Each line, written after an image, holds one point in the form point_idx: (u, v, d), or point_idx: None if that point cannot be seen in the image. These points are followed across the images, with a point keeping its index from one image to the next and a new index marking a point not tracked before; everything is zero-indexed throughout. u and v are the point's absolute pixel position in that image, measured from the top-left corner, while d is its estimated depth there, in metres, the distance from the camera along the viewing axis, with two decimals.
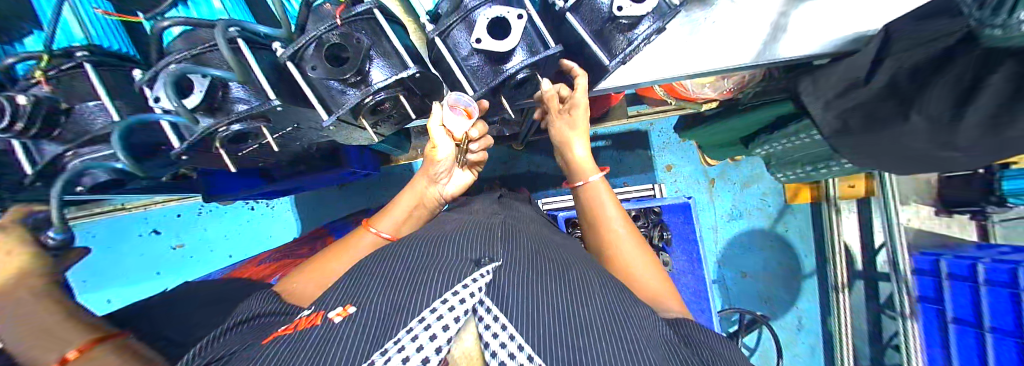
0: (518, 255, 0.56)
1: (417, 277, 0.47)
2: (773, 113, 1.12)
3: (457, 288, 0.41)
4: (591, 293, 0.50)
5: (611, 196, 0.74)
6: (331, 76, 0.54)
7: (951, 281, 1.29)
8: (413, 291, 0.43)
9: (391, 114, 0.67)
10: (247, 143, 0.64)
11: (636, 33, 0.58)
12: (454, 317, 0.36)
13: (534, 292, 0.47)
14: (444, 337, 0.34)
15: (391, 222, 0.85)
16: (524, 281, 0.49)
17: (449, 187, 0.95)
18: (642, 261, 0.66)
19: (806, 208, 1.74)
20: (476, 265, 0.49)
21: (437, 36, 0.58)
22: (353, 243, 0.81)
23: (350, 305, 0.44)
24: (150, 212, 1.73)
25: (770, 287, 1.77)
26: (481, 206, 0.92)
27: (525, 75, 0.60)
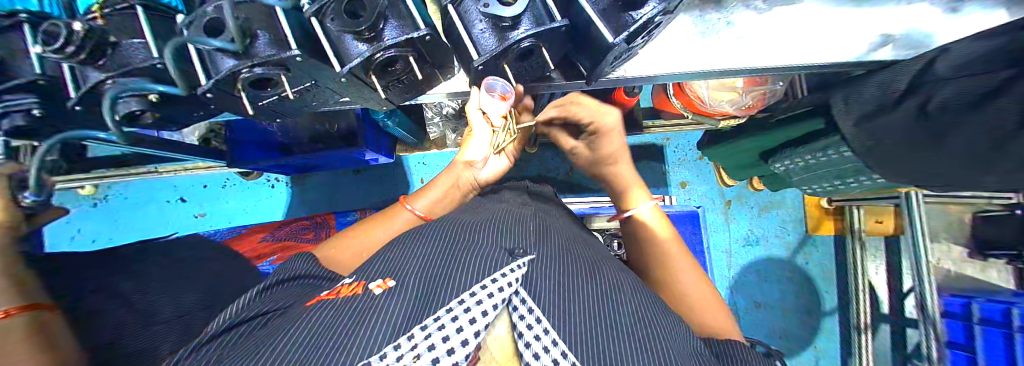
0: (546, 250, 0.55)
1: (452, 259, 0.48)
2: (801, 129, 1.06)
3: (492, 277, 0.43)
4: (622, 294, 0.50)
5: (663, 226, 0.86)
6: (346, 29, 0.57)
7: (984, 326, 1.21)
8: (452, 271, 0.45)
9: (400, 77, 0.69)
10: (268, 91, 0.67)
11: (640, 13, 0.59)
12: (492, 304, 0.39)
13: (569, 286, 0.48)
14: (482, 322, 0.36)
15: (426, 202, 0.91)
16: (557, 275, 0.49)
17: (484, 171, 1.01)
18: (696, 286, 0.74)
19: (829, 241, 1.64)
20: (509, 256, 0.49)
21: (451, 5, 0.62)
22: (390, 218, 0.87)
23: (389, 279, 0.46)
24: (178, 179, 1.84)
25: (785, 322, 1.64)
26: (512, 195, 0.89)
27: (528, 45, 0.61)
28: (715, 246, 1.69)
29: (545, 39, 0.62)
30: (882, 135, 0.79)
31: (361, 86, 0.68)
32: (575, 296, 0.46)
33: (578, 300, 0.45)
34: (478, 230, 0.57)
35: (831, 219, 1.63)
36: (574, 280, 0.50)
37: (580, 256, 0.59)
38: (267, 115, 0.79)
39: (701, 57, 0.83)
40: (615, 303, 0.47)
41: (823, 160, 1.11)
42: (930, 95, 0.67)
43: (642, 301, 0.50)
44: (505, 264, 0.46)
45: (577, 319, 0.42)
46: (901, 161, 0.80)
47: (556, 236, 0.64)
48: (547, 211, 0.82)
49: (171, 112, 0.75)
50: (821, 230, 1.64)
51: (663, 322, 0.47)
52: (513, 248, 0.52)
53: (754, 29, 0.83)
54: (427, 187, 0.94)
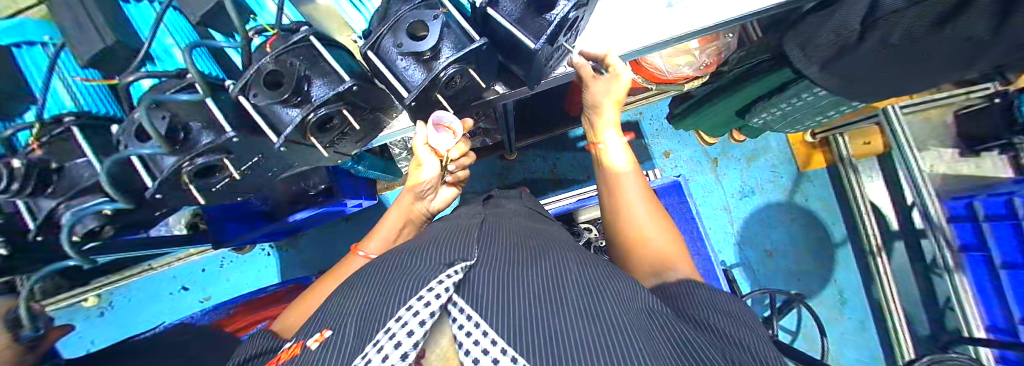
0: (517, 248, 0.44)
1: (394, 282, 0.34)
2: (771, 81, 1.04)
3: (431, 281, 0.29)
4: (620, 282, 0.37)
5: (637, 181, 0.71)
6: (271, 100, 0.58)
7: (990, 223, 1.23)
8: (384, 293, 0.32)
9: (343, 131, 0.70)
10: (215, 177, 0.67)
11: (554, 13, 0.60)
12: (429, 311, 0.25)
13: (552, 287, 0.34)
14: (421, 333, 0.24)
15: (380, 243, 0.78)
16: (537, 276, 0.36)
17: (434, 202, 0.96)
18: (660, 237, 0.61)
19: (824, 173, 1.62)
20: (447, 263, 0.35)
21: (369, 50, 0.62)
22: (338, 272, 0.72)
23: (326, 329, 0.31)
24: (177, 269, 1.85)
25: (799, 263, 1.62)
26: (461, 210, 0.76)
27: (455, 70, 0.61)
28: (711, 205, 1.68)
29: (471, 60, 0.63)
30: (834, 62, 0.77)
31: (305, 149, 0.69)
32: (525, 284, 0.33)
33: (525, 289, 0.33)
34: (434, 243, 0.44)
35: (819, 151, 1.62)
36: (524, 266, 0.38)
37: (549, 234, 0.57)
38: (226, 195, 0.79)
39: (636, 32, 0.83)
40: (571, 281, 0.35)
41: (805, 101, 1.06)
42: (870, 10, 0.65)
43: (598, 270, 0.39)
44: (442, 270, 0.32)
45: (532, 307, 0.29)
46: (859, 84, 0.78)
47: (515, 228, 0.59)
48: (499, 202, 0.81)
49: (132, 216, 0.75)
50: (812, 166, 1.63)
51: (630, 290, 0.36)
52: (452, 257, 0.37)
53: None
54: (378, 226, 0.82)
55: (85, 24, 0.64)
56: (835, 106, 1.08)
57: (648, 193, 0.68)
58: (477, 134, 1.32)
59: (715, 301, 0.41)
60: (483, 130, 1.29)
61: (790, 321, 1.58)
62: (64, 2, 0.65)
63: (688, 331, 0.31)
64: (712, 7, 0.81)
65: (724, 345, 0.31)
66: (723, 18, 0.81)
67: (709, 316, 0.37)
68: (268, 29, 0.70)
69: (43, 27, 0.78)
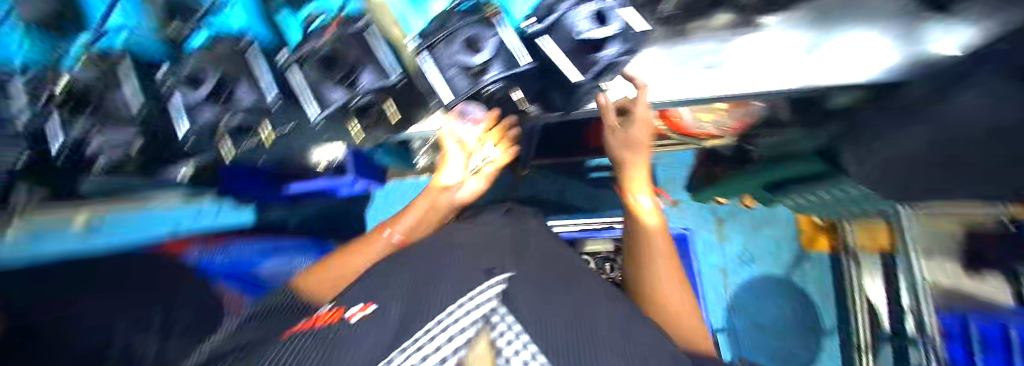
0: (531, 274, 0.47)
1: (427, 279, 0.42)
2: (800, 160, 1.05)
3: (468, 296, 0.37)
4: (615, 317, 0.43)
5: (663, 236, 0.78)
6: (321, 79, 0.60)
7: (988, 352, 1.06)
8: (426, 300, 0.38)
9: (378, 116, 0.72)
10: (248, 135, 0.70)
11: (606, 55, 0.62)
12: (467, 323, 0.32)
13: (547, 305, 0.41)
14: (461, 340, 0.29)
15: (405, 227, 0.80)
16: (537, 297, 0.42)
17: (461, 192, 0.93)
18: (681, 296, 0.68)
19: (824, 257, 1.64)
20: (485, 271, 0.43)
21: (424, 51, 0.61)
22: (365, 246, 0.76)
23: (370, 304, 0.39)
24: None
25: (784, 341, 1.62)
26: (492, 217, 0.75)
27: (498, 87, 0.65)
28: (711, 264, 1.68)
29: (516, 81, 0.65)
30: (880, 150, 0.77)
31: (339, 127, 0.71)
32: (553, 315, 0.39)
33: (555, 320, 0.37)
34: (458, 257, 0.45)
35: (824, 235, 1.61)
36: (553, 300, 0.42)
37: (571, 266, 0.57)
38: (250, 152, 0.80)
39: (672, 86, 0.83)
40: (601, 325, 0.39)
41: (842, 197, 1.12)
42: (937, 107, 0.64)
43: (597, 308, 0.44)
44: (480, 281, 0.40)
45: (556, 333, 0.35)
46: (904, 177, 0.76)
47: (531, 249, 0.58)
48: (522, 215, 0.82)
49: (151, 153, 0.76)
50: (815, 247, 1.64)
51: (640, 343, 0.38)
52: (489, 266, 0.45)
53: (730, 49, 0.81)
54: (405, 210, 0.84)
55: None
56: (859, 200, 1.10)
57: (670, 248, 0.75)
58: None
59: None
60: None
61: None
62: None
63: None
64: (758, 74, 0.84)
65: None
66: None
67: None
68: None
69: None
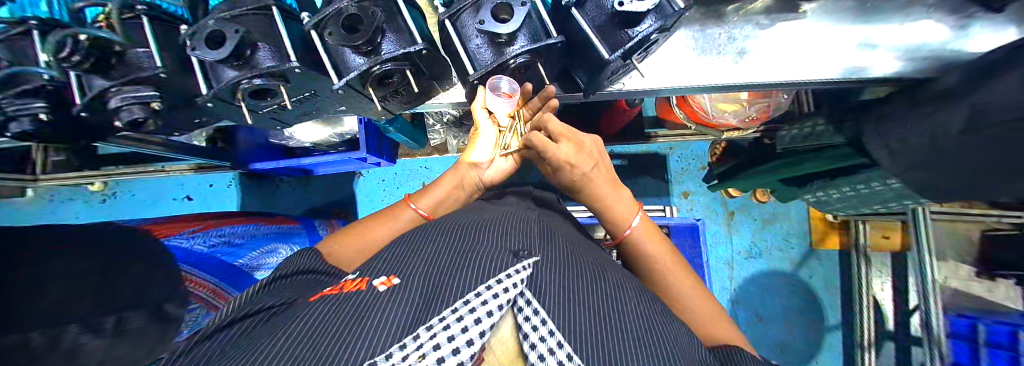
0: (557, 251, 0.46)
1: (453, 253, 0.41)
2: (822, 153, 1.03)
3: (499, 276, 0.34)
4: (642, 299, 0.42)
5: (658, 236, 0.68)
6: (343, 43, 0.58)
7: (989, 348, 1.19)
8: (453, 269, 0.37)
9: (398, 89, 0.70)
10: (266, 101, 0.68)
11: (637, 31, 0.59)
12: (497, 304, 0.30)
13: (577, 290, 0.38)
14: (489, 322, 0.28)
15: (432, 201, 0.80)
16: (567, 279, 0.40)
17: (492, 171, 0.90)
18: (695, 291, 0.60)
19: (834, 256, 1.62)
20: (515, 255, 0.40)
21: (448, 19, 0.62)
22: (392, 217, 0.76)
23: (394, 277, 0.37)
24: (185, 179, 1.86)
25: (788, 337, 1.61)
26: (516, 199, 0.74)
27: (524, 61, 0.61)
28: (718, 256, 1.68)
29: (542, 55, 0.63)
30: (909, 142, 0.75)
31: (359, 97, 0.69)
32: (582, 303, 0.36)
33: (581, 300, 0.36)
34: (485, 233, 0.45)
35: (837, 232, 1.61)
36: (585, 286, 0.39)
37: (581, 245, 0.57)
38: (268, 120, 0.80)
39: (698, 71, 0.83)
40: (627, 315, 0.37)
41: (862, 192, 1.09)
42: (975, 98, 0.62)
43: (627, 294, 0.42)
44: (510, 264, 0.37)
45: (583, 324, 0.33)
46: (932, 171, 0.74)
47: (551, 226, 0.58)
48: (537, 196, 0.82)
49: (172, 115, 0.77)
50: (825, 245, 1.62)
51: (672, 340, 0.36)
52: (518, 249, 0.43)
53: (757, 40, 0.83)
54: (434, 184, 0.84)
55: None
56: (879, 199, 1.08)
57: (666, 245, 0.66)
58: None
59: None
60: None
61: None
62: None
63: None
64: (786, 62, 0.83)
65: None
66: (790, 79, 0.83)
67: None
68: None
69: None
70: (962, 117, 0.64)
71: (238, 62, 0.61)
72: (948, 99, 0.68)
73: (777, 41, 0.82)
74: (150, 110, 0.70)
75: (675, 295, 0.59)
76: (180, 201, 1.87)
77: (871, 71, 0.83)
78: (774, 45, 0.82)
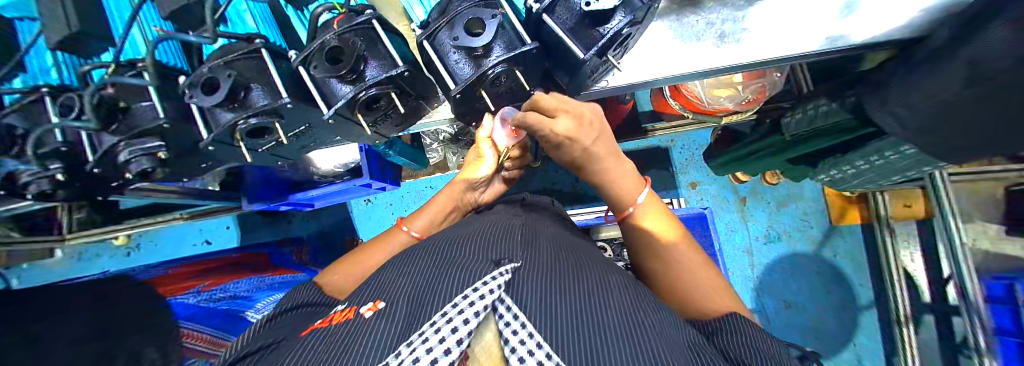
0: (549, 250, 0.45)
1: (440, 268, 0.39)
2: (822, 127, 1.00)
3: (479, 281, 0.32)
4: (639, 289, 0.40)
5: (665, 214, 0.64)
6: (330, 74, 0.62)
7: None
8: (439, 277, 0.36)
9: (386, 113, 0.73)
10: (264, 139, 0.71)
11: (608, 28, 0.62)
12: (474, 310, 0.28)
13: (566, 287, 0.36)
14: (466, 329, 0.26)
15: (425, 223, 0.83)
16: (556, 279, 0.37)
17: (482, 194, 0.97)
18: (702, 277, 0.56)
19: (857, 231, 1.55)
20: (494, 262, 0.37)
21: (426, 40, 0.65)
22: (386, 239, 0.79)
23: (378, 301, 0.36)
24: (202, 225, 1.93)
25: (818, 321, 1.54)
26: (505, 207, 0.76)
27: (502, 70, 0.63)
28: (733, 244, 1.63)
29: (519, 63, 0.64)
30: (909, 103, 0.72)
31: (350, 124, 0.72)
32: (564, 298, 0.34)
33: (569, 292, 0.35)
34: (471, 238, 0.45)
35: (856, 206, 1.55)
36: (566, 279, 0.38)
37: (572, 243, 0.57)
38: (269, 157, 0.83)
39: (679, 59, 0.83)
40: (609, 299, 0.36)
41: (877, 164, 1.04)
42: (968, 49, 0.60)
43: (626, 287, 0.40)
44: (490, 270, 0.35)
45: (567, 317, 0.31)
46: (940, 129, 0.71)
47: (543, 229, 0.58)
48: (533, 206, 0.80)
49: (180, 163, 0.81)
50: (846, 220, 1.56)
51: (668, 321, 0.34)
52: (500, 256, 0.39)
53: (736, 21, 0.83)
54: (428, 204, 0.87)
55: None
56: (894, 168, 1.03)
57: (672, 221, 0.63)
58: None
59: (750, 341, 0.36)
60: None
61: None
62: None
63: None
64: (768, 39, 0.82)
65: None
66: (774, 57, 0.83)
67: (744, 355, 0.33)
68: (336, 6, 0.68)
69: None
70: (957, 68, 0.62)
71: (233, 104, 0.64)
72: (943, 52, 0.65)
73: (758, 20, 0.82)
74: (158, 158, 0.75)
75: (676, 280, 0.56)
76: (199, 246, 1.93)
77: (857, 36, 0.82)
78: (754, 25, 0.82)
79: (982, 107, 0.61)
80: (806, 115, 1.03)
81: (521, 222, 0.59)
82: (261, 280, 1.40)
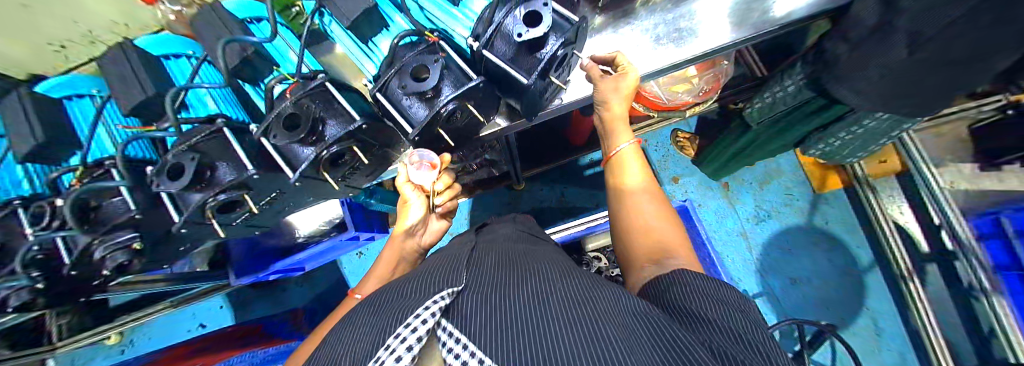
0: (513, 270, 0.46)
1: (390, 304, 0.36)
2: (776, 103, 1.05)
3: (417, 310, 0.30)
4: (606, 287, 0.40)
5: (643, 172, 0.69)
6: (289, 139, 0.63)
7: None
8: (378, 319, 0.32)
9: (353, 166, 0.76)
10: (236, 212, 0.73)
11: (546, 51, 0.66)
12: (412, 345, 0.26)
13: (509, 299, 0.35)
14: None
15: (374, 283, 0.83)
16: (498, 295, 0.37)
17: (426, 235, 0.99)
18: (673, 233, 0.58)
19: (841, 195, 1.58)
20: (432, 291, 0.35)
21: (378, 92, 0.68)
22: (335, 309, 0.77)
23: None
24: (195, 308, 1.88)
25: (826, 291, 1.52)
26: (464, 238, 0.78)
27: (454, 107, 0.66)
28: (724, 229, 1.64)
29: (469, 97, 0.68)
30: (844, 67, 0.76)
31: (317, 183, 0.74)
32: (509, 305, 0.34)
33: (516, 298, 0.36)
34: (435, 270, 0.45)
35: (835, 172, 1.58)
36: (509, 288, 0.39)
37: (548, 258, 0.57)
38: (244, 228, 0.84)
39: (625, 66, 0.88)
40: (554, 297, 0.36)
41: (859, 133, 1.05)
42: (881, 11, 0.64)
43: (579, 286, 0.40)
44: (426, 298, 0.33)
45: (514, 327, 0.29)
46: (879, 87, 0.75)
47: (512, 252, 0.58)
48: (493, 229, 0.84)
49: (157, 251, 0.81)
50: (829, 186, 1.59)
51: (615, 299, 0.36)
52: (445, 283, 0.38)
53: (666, 24, 0.89)
54: (372, 268, 0.86)
55: (132, 80, 0.75)
56: (876, 133, 1.04)
57: (650, 182, 0.67)
58: (485, 164, 1.39)
59: (704, 289, 0.38)
60: (489, 161, 1.36)
61: (823, 355, 1.48)
62: (115, 65, 0.76)
63: (673, 327, 0.29)
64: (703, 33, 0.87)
65: (704, 335, 0.29)
66: (714, 46, 0.86)
67: (701, 306, 0.34)
68: (289, 77, 0.73)
69: (90, 81, 0.88)
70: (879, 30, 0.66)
71: (202, 185, 0.65)
72: (860, 17, 0.71)
73: (688, 17, 0.88)
74: (133, 250, 0.75)
75: (647, 225, 0.59)
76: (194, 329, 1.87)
77: (779, 12, 0.85)
78: (684, 22, 0.88)
79: (911, 60, 0.65)
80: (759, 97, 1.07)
81: (495, 249, 0.60)
82: (253, 354, 1.37)
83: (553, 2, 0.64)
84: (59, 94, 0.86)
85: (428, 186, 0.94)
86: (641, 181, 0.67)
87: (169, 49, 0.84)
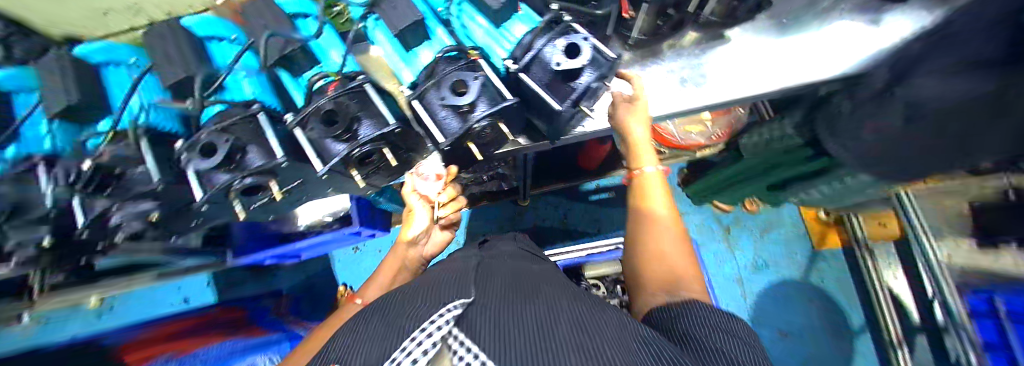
0: (521, 291, 0.47)
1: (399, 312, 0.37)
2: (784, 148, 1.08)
3: (429, 318, 0.30)
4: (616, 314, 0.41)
5: (663, 195, 0.70)
6: (325, 134, 0.66)
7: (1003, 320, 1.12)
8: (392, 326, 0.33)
9: (379, 166, 0.77)
10: (257, 196, 0.74)
11: (580, 82, 0.69)
12: (424, 351, 0.26)
13: (520, 318, 0.36)
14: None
15: (377, 288, 0.90)
16: (507, 313, 0.37)
17: (428, 245, 1.02)
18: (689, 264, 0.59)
19: (840, 255, 1.61)
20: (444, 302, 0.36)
21: (416, 99, 0.71)
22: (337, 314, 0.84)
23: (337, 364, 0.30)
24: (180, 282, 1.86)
25: (817, 350, 1.53)
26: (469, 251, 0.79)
27: (487, 123, 0.69)
28: (725, 275, 1.66)
29: (502, 115, 0.70)
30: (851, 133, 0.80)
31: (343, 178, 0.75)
32: (519, 324, 0.34)
33: (527, 319, 0.36)
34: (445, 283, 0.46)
35: (834, 230, 1.62)
36: (519, 307, 0.39)
37: (554, 282, 0.58)
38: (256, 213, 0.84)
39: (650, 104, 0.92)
40: (562, 320, 0.36)
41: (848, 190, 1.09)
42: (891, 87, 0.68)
43: (587, 311, 0.40)
44: (438, 308, 0.33)
45: (526, 345, 0.29)
46: (882, 157, 0.78)
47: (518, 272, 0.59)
48: (495, 245, 0.86)
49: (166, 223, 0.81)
50: (828, 243, 1.62)
51: (624, 327, 0.36)
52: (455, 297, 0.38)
53: (694, 68, 0.93)
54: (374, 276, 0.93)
55: (175, 56, 0.77)
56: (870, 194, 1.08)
57: (670, 208, 0.68)
58: (495, 178, 1.41)
59: (713, 322, 0.38)
60: (499, 175, 1.37)
61: None
62: (161, 39, 0.78)
63: (682, 358, 0.30)
64: (729, 80, 0.90)
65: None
66: (738, 99, 0.89)
67: (708, 338, 0.35)
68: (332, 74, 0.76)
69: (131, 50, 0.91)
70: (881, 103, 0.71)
71: (230, 165, 0.66)
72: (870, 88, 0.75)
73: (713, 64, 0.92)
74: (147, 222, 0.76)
75: (662, 252, 0.61)
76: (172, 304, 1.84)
77: (825, 72, 0.85)
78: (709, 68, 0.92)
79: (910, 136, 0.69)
80: (764, 145, 1.11)
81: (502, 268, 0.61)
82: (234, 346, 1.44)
83: (593, 37, 0.68)
84: (101, 59, 0.86)
85: (434, 196, 0.95)
86: (663, 207, 0.68)
87: (211, 31, 0.87)
